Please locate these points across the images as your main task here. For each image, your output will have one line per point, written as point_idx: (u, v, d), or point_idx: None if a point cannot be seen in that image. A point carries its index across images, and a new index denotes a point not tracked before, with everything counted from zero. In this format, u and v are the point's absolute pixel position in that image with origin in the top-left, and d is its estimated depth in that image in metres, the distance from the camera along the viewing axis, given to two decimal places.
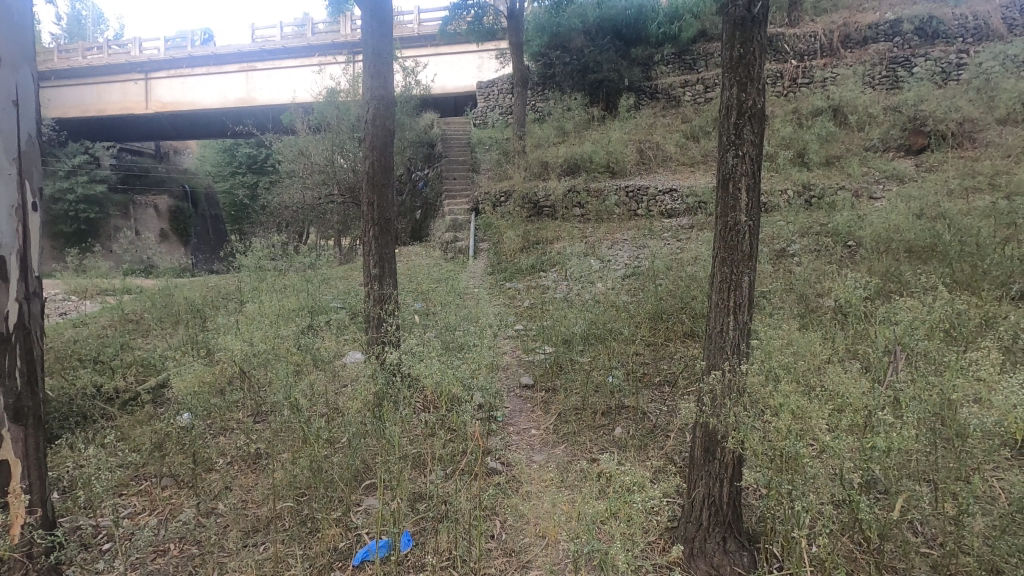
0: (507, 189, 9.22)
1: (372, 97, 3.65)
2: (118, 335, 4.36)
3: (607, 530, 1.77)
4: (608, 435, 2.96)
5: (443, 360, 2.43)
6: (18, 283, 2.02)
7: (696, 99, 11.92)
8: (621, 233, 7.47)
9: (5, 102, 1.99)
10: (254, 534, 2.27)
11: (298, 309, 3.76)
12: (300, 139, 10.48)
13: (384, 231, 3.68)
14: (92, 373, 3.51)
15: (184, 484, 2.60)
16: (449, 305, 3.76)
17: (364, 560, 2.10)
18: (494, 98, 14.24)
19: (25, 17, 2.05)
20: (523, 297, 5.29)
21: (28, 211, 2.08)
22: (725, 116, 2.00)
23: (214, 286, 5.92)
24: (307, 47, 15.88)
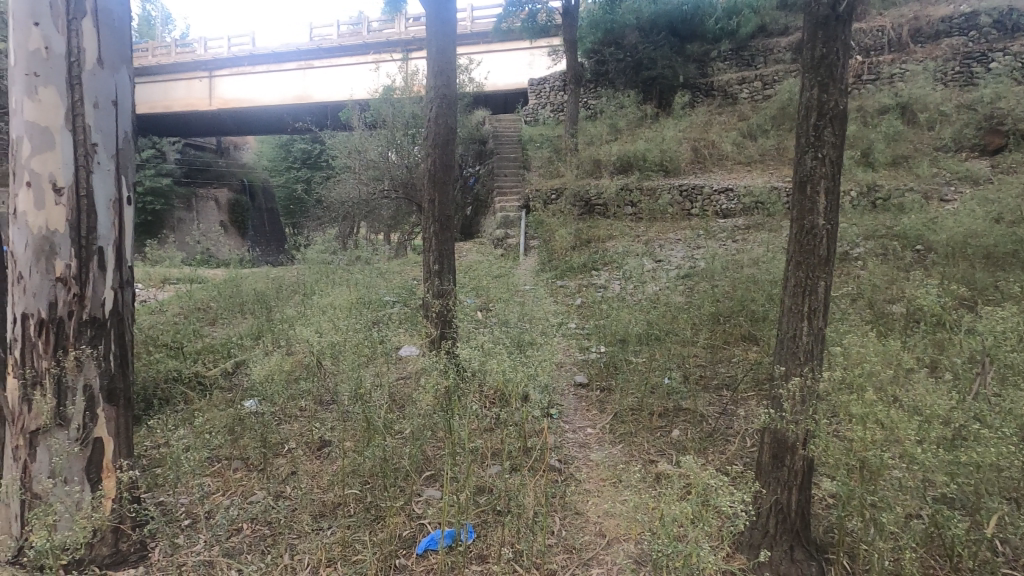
0: (559, 186, 9.23)
1: (436, 96, 3.73)
2: (190, 322, 4.60)
3: (681, 530, 1.74)
4: (665, 437, 2.95)
5: (508, 355, 2.45)
6: (113, 272, 2.15)
7: (754, 96, 11.64)
8: (673, 233, 7.39)
9: (105, 101, 2.11)
10: (323, 518, 2.36)
11: (359, 301, 3.87)
12: (354, 135, 10.76)
13: (444, 228, 3.74)
14: (169, 358, 3.72)
15: (256, 467, 2.73)
16: (507, 301, 3.80)
17: (427, 549, 2.17)
18: (546, 95, 14.27)
19: (125, 22, 2.18)
20: (576, 295, 5.32)
21: (123, 205, 2.21)
22: (804, 117, 1.96)
23: (277, 278, 6.16)
24: (363, 44, 16.26)
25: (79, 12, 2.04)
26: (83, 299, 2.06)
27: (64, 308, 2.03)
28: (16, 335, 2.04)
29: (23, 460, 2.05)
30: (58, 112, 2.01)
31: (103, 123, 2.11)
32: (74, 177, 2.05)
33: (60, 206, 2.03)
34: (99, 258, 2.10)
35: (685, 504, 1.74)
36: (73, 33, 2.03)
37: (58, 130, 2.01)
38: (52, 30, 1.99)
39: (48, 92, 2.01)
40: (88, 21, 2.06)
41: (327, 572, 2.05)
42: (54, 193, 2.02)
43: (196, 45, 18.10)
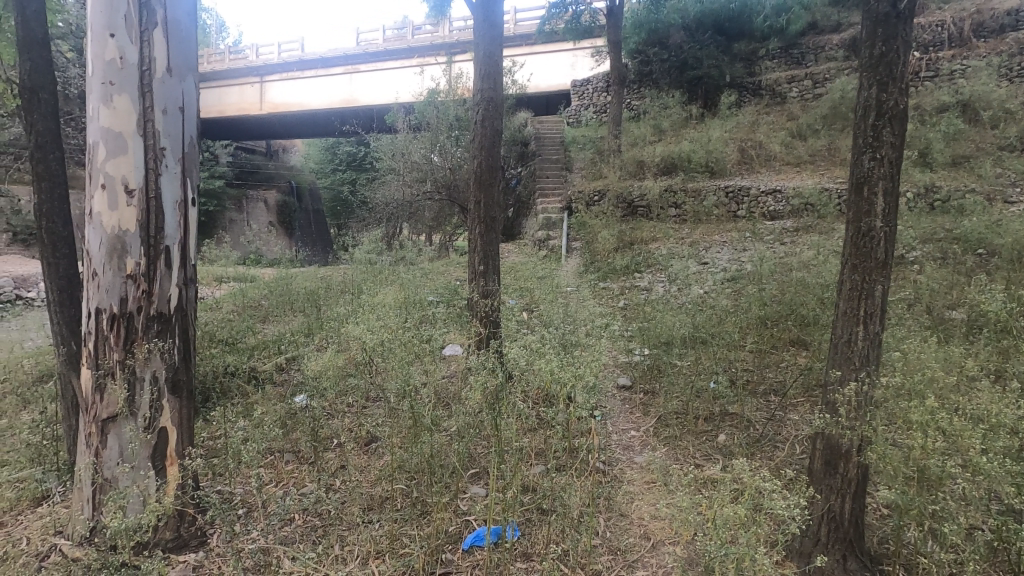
0: (601, 188, 9.21)
1: (482, 98, 3.78)
2: (245, 319, 4.78)
3: (734, 534, 1.71)
4: (711, 442, 2.91)
5: (555, 356, 2.47)
6: (178, 270, 2.27)
7: (804, 95, 11.35)
8: (719, 235, 7.29)
9: (173, 108, 2.23)
10: (371, 511, 2.42)
11: (406, 300, 3.96)
12: (399, 137, 10.97)
13: (489, 229, 3.79)
14: (226, 354, 3.87)
15: (307, 460, 2.82)
16: (551, 302, 3.81)
17: (473, 545, 2.21)
18: (589, 97, 14.26)
19: (191, 32, 2.30)
20: (619, 296, 5.30)
21: (187, 206, 2.32)
22: (861, 117, 1.92)
23: (325, 277, 6.34)
24: (407, 48, 16.52)
25: (150, 23, 2.15)
26: (151, 295, 2.17)
27: (134, 303, 2.14)
28: (89, 329, 2.17)
29: (94, 447, 2.16)
30: (131, 118, 2.13)
31: (170, 128, 2.22)
32: (144, 179, 2.16)
33: (131, 208, 2.14)
34: (166, 256, 2.22)
35: (737, 507, 1.72)
36: (145, 44, 2.14)
37: (130, 134, 2.13)
38: (126, 41, 2.11)
39: (121, 99, 2.12)
40: (159, 31, 2.17)
41: (377, 563, 2.11)
42: (126, 195, 2.13)
43: (249, 52, 18.71)
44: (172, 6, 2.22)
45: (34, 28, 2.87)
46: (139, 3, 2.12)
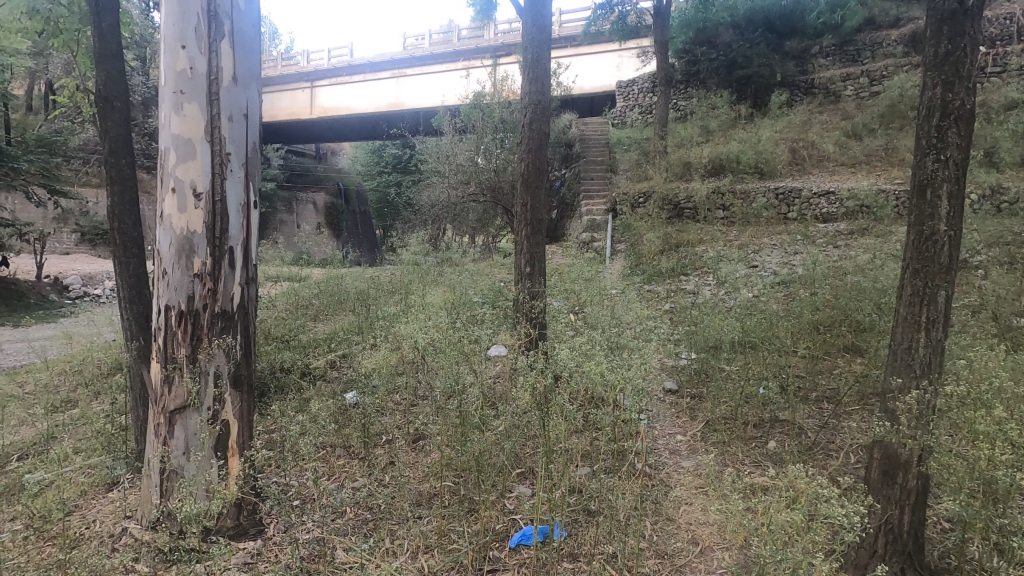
0: (647, 189, 9.13)
1: (530, 101, 3.81)
2: (298, 317, 4.96)
3: (787, 539, 1.69)
4: (761, 449, 2.86)
5: (603, 357, 2.47)
6: (241, 270, 2.37)
7: (859, 93, 10.98)
8: (768, 237, 7.13)
9: (238, 115, 2.34)
10: (419, 506, 2.47)
11: (454, 301, 4.03)
12: (445, 140, 11.13)
13: (535, 231, 3.82)
14: (282, 351, 4.02)
15: (358, 455, 2.91)
16: (596, 304, 3.82)
17: (520, 543, 2.24)
18: (634, 98, 14.16)
19: (254, 42, 2.40)
20: (665, 299, 5.26)
21: (250, 209, 2.42)
22: (925, 118, 1.87)
23: (373, 277, 6.50)
24: (453, 52, 16.71)
25: (218, 34, 2.27)
26: (216, 294, 2.28)
27: (200, 301, 2.25)
28: (159, 324, 2.29)
29: (162, 437, 2.27)
30: (200, 125, 2.24)
31: (235, 134, 2.33)
32: (211, 183, 2.27)
33: (199, 210, 2.25)
34: (230, 257, 2.32)
35: (794, 513, 1.68)
36: (213, 54, 2.26)
37: (199, 140, 2.24)
38: (196, 52, 2.22)
39: (191, 107, 2.24)
40: (225, 42, 2.28)
41: (425, 557, 2.16)
42: (194, 198, 2.24)
43: (300, 58, 19.26)
44: (238, 18, 2.33)
45: (109, 41, 3.05)
46: (209, 16, 2.23)
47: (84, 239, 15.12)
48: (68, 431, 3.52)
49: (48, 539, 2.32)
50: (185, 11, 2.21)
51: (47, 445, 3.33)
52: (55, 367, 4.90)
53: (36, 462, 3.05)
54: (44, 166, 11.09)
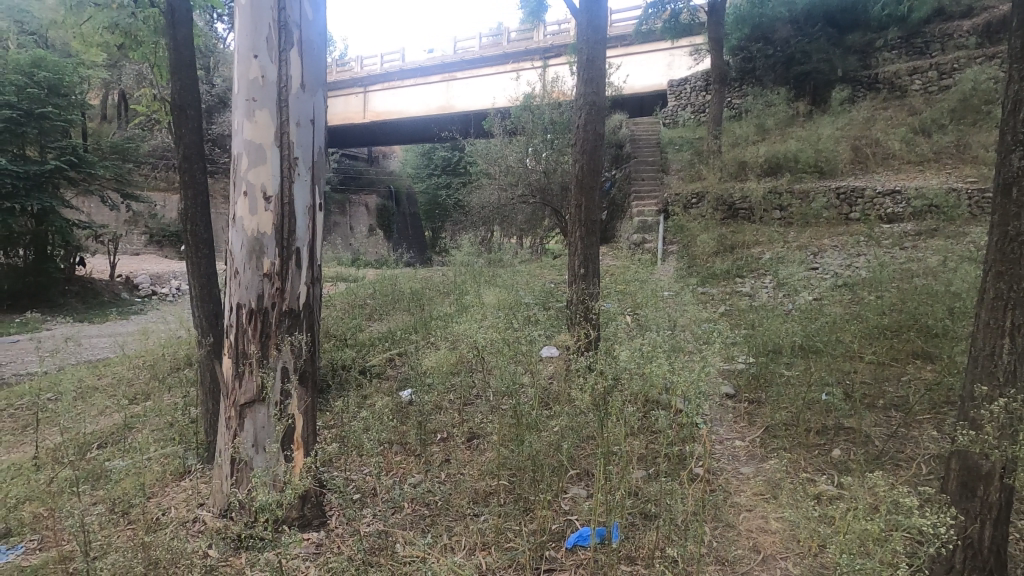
0: (700, 190, 8.97)
1: (585, 102, 3.81)
2: (356, 317, 5.11)
3: (861, 547, 1.63)
4: (825, 457, 2.77)
5: (660, 358, 2.45)
6: (306, 270, 2.45)
7: (927, 88, 10.42)
8: (829, 238, 6.89)
9: (306, 120, 2.43)
10: (476, 505, 2.49)
11: (507, 301, 4.07)
12: (495, 142, 11.22)
13: (590, 233, 3.82)
14: (341, 349, 4.16)
15: (414, 452, 2.96)
16: (650, 305, 3.78)
17: (576, 544, 2.25)
18: (686, 96, 13.94)
19: (321, 50, 2.49)
20: (720, 301, 5.17)
21: (315, 211, 2.51)
22: (1010, 113, 1.78)
23: (426, 278, 6.62)
24: (503, 54, 16.78)
25: (287, 44, 2.36)
26: (283, 292, 2.37)
27: (269, 300, 2.35)
28: (230, 322, 2.40)
29: (233, 429, 2.38)
30: (270, 131, 2.34)
31: (302, 138, 2.42)
32: (280, 186, 2.37)
33: (269, 212, 2.35)
34: (297, 257, 2.41)
35: (872, 521, 1.62)
36: (282, 62, 2.35)
37: (269, 146, 2.34)
38: (267, 61, 2.32)
39: (262, 114, 2.34)
40: (294, 51, 2.37)
41: (483, 554, 2.19)
42: (264, 201, 2.34)
43: (355, 64, 19.79)
44: (307, 27, 2.42)
45: (183, 52, 3.20)
46: (279, 26, 2.33)
47: (153, 240, 15.93)
48: (143, 422, 3.73)
49: (128, 522, 2.47)
50: (257, 22, 2.30)
51: (125, 435, 3.54)
52: (130, 362, 5.18)
53: (115, 450, 3.25)
54: (117, 172, 11.74)
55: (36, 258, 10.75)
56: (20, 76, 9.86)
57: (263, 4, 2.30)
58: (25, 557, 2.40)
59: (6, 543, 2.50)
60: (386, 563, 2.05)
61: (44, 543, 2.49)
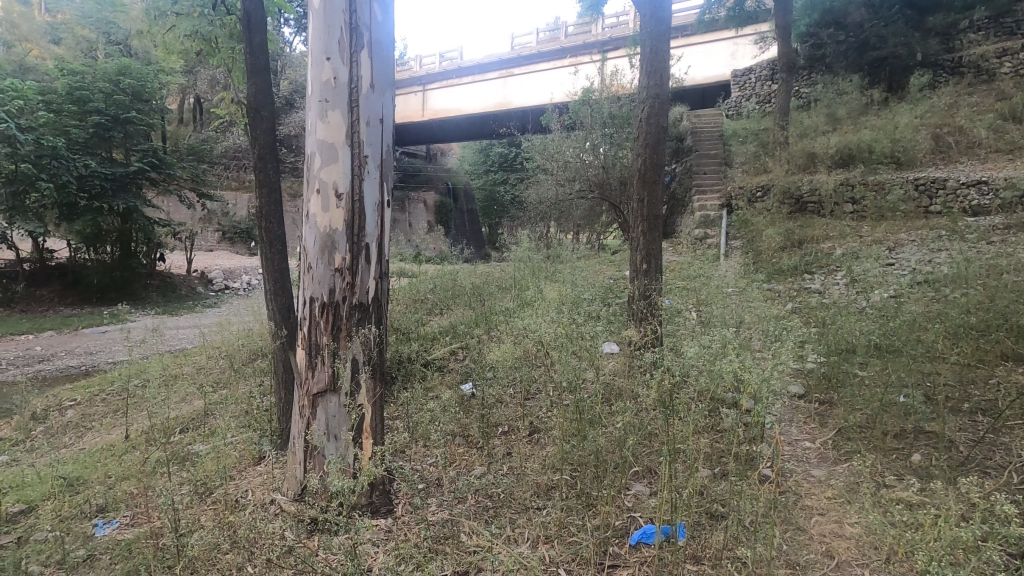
0: (765, 183, 8.69)
1: (648, 95, 3.75)
2: (418, 311, 5.24)
3: (953, 557, 1.57)
4: (903, 460, 2.64)
5: (727, 355, 2.39)
6: (375, 265, 2.53)
7: (1019, 71, 9.66)
8: (906, 233, 6.54)
9: (375, 120, 2.50)
10: (536, 498, 2.50)
11: (568, 295, 4.08)
12: (553, 137, 11.20)
13: (652, 228, 3.77)
14: (405, 342, 4.27)
15: (476, 444, 3.00)
16: (715, 301, 3.70)
17: (640, 542, 2.23)
18: (751, 86, 13.51)
19: (389, 50, 2.54)
20: (788, 298, 5.01)
21: (384, 208, 2.58)
22: None
23: (486, 273, 6.71)
24: (560, 49, 16.61)
25: (358, 45, 2.43)
26: (354, 286, 2.46)
27: (340, 294, 2.44)
28: (304, 314, 2.50)
29: (306, 418, 2.48)
30: (341, 130, 2.42)
31: (372, 137, 2.49)
32: (351, 184, 2.44)
33: (340, 209, 2.43)
34: (366, 253, 2.49)
35: (967, 530, 1.54)
36: (353, 64, 2.43)
37: (340, 145, 2.42)
38: (340, 62, 2.40)
39: (334, 114, 2.42)
40: (364, 52, 2.44)
41: (546, 548, 2.20)
42: (335, 198, 2.43)
43: (415, 63, 20.14)
44: (377, 28, 2.48)
45: (259, 57, 3.35)
46: (350, 29, 2.41)
47: (226, 237, 16.75)
48: (222, 407, 3.95)
49: (211, 502, 2.62)
50: (330, 25, 2.39)
51: (206, 421, 3.75)
52: (210, 352, 5.49)
53: (199, 434, 3.45)
54: (194, 172, 12.39)
55: (121, 254, 11.39)
56: (107, 84, 10.52)
57: (335, 8, 2.38)
58: (120, 531, 2.58)
59: (104, 517, 2.70)
60: (451, 552, 2.10)
61: (136, 518, 2.67)
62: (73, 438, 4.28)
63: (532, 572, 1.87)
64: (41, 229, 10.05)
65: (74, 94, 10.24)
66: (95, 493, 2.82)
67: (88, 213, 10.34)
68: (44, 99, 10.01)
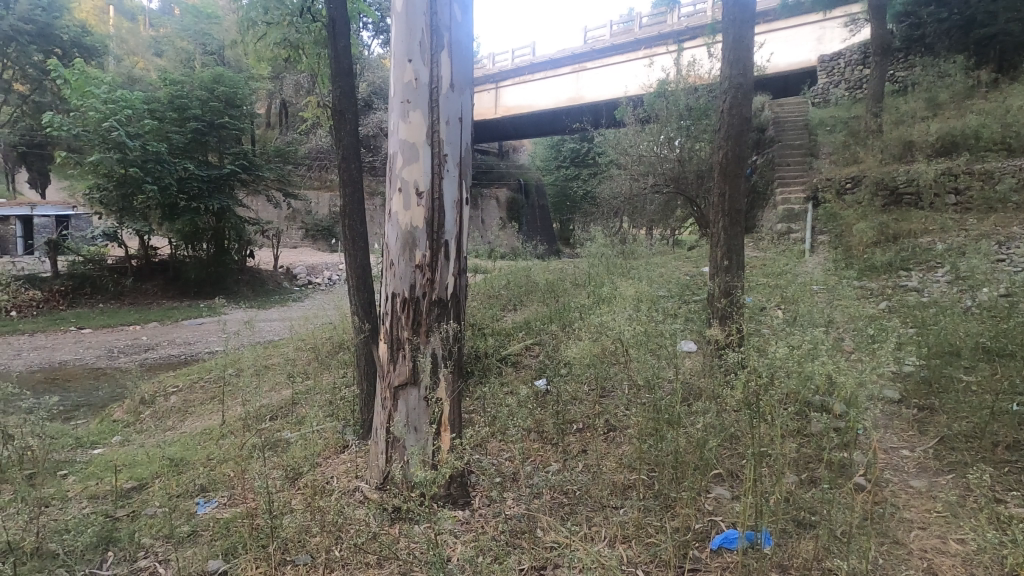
0: (856, 174, 8.20)
1: (731, 86, 3.62)
2: (493, 307, 5.31)
3: None
4: (1016, 475, 2.43)
5: (815, 355, 2.27)
6: (454, 261, 2.57)
7: None
8: (1019, 225, 6.01)
9: (455, 118, 2.54)
10: (613, 497, 2.48)
11: (645, 292, 4.01)
12: (627, 131, 11.00)
13: (734, 223, 3.63)
14: (481, 337, 4.34)
15: (551, 440, 3.01)
16: (802, 298, 3.53)
17: (721, 546, 2.17)
18: (840, 72, 12.76)
19: (468, 49, 2.58)
20: (882, 296, 4.71)
21: (463, 205, 2.62)
22: None
23: (559, 270, 6.69)
24: (634, 41, 16.25)
25: (438, 45, 2.48)
26: (434, 282, 2.52)
27: (421, 289, 2.50)
28: (385, 309, 2.58)
29: (388, 409, 2.57)
30: (422, 130, 2.48)
31: (451, 136, 2.54)
32: (431, 182, 2.50)
33: (421, 207, 2.50)
34: (445, 249, 2.54)
35: None
36: (434, 65, 2.48)
37: (421, 144, 2.48)
38: (421, 64, 2.46)
39: (416, 114, 2.49)
40: (445, 52, 2.49)
41: (624, 547, 2.17)
42: (417, 197, 2.50)
43: (488, 61, 20.31)
44: (456, 29, 2.52)
45: (343, 61, 3.46)
46: (431, 30, 2.46)
47: (309, 235, 17.55)
48: (307, 397, 4.15)
49: (300, 486, 2.76)
50: (412, 28, 2.46)
51: (294, 410, 3.96)
52: (297, 344, 5.78)
53: (289, 423, 3.65)
54: (280, 173, 13.04)
55: (216, 251, 12.15)
56: (203, 92, 11.25)
57: (417, 11, 2.44)
58: (219, 509, 2.76)
59: (205, 496, 2.90)
60: (528, 548, 2.13)
61: (233, 498, 2.84)
62: (177, 421, 4.63)
63: (611, 571, 1.85)
64: (147, 228, 10.89)
65: (175, 102, 11.03)
66: (198, 473, 3.03)
67: (187, 213, 11.13)
68: (149, 107, 10.83)
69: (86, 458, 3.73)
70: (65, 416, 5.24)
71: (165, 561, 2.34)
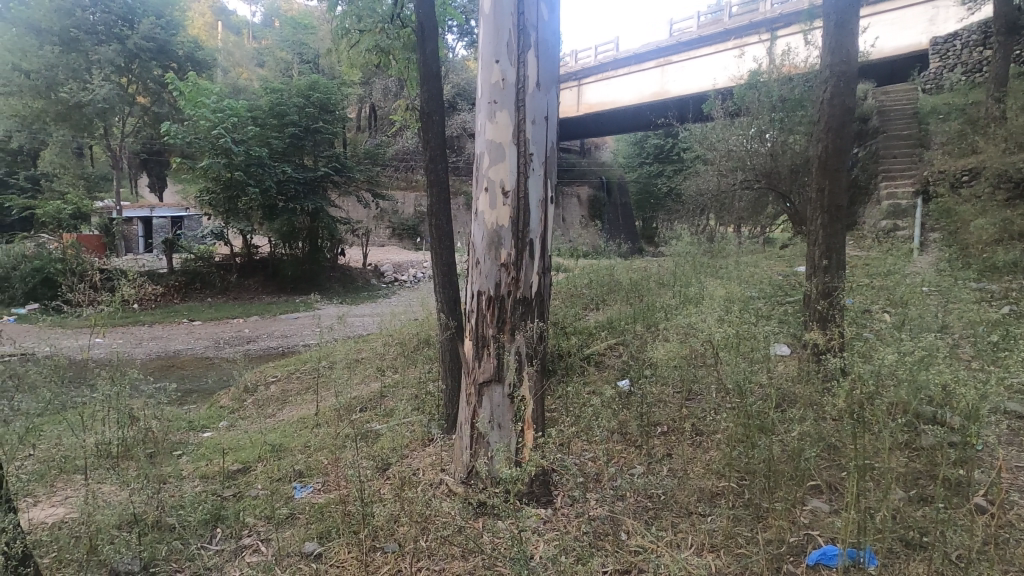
0: (975, 165, 7.54)
1: (831, 74, 3.40)
2: (575, 306, 5.28)
3: None
4: None
5: (926, 363, 2.09)
6: (538, 260, 2.58)
7: None
8: None
9: (541, 117, 2.54)
10: (701, 504, 2.40)
11: (734, 292, 3.86)
12: (714, 125, 10.63)
13: (834, 219, 3.42)
14: (564, 336, 4.34)
15: (635, 442, 2.95)
16: (913, 300, 3.28)
17: (819, 562, 2.05)
18: (955, 54, 11.71)
19: (554, 47, 2.57)
20: (1008, 299, 4.28)
21: (547, 204, 2.61)
22: None
23: (643, 269, 6.55)
24: (724, 31, 15.63)
25: (525, 46, 2.49)
26: (518, 281, 2.54)
27: (505, 288, 2.53)
28: (471, 307, 2.63)
29: (473, 406, 2.61)
30: (509, 130, 2.51)
31: (536, 135, 2.54)
32: (516, 182, 2.52)
33: (506, 206, 2.53)
34: (530, 248, 2.55)
35: None
36: (521, 64, 2.50)
37: (507, 144, 2.51)
38: (508, 65, 2.48)
39: (502, 115, 2.52)
40: (531, 52, 2.50)
41: (712, 557, 2.10)
42: (503, 196, 2.53)
43: (572, 58, 20.22)
44: (543, 27, 2.53)
45: (431, 64, 3.55)
46: (518, 30, 2.48)
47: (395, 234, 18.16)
48: (394, 391, 4.31)
49: (388, 477, 2.86)
50: (499, 29, 2.49)
51: (381, 402, 4.13)
52: (384, 339, 6.00)
53: (378, 415, 3.80)
54: (370, 175, 13.56)
55: (310, 250, 12.74)
56: (300, 99, 11.89)
57: (504, 11, 2.47)
58: (315, 494, 2.90)
59: (302, 481, 3.05)
60: (612, 551, 2.10)
61: (327, 484, 2.98)
62: (276, 409, 4.94)
63: None
64: (249, 228, 11.69)
65: (275, 109, 11.76)
66: (297, 459, 3.21)
67: (285, 213, 11.83)
68: (252, 115, 11.63)
69: (197, 440, 4.03)
70: (179, 401, 5.71)
71: (268, 540, 2.49)
